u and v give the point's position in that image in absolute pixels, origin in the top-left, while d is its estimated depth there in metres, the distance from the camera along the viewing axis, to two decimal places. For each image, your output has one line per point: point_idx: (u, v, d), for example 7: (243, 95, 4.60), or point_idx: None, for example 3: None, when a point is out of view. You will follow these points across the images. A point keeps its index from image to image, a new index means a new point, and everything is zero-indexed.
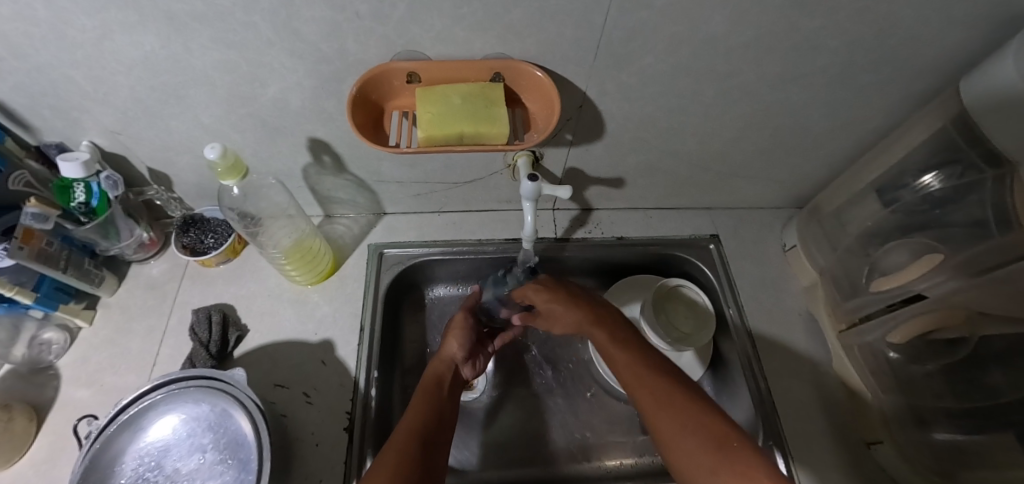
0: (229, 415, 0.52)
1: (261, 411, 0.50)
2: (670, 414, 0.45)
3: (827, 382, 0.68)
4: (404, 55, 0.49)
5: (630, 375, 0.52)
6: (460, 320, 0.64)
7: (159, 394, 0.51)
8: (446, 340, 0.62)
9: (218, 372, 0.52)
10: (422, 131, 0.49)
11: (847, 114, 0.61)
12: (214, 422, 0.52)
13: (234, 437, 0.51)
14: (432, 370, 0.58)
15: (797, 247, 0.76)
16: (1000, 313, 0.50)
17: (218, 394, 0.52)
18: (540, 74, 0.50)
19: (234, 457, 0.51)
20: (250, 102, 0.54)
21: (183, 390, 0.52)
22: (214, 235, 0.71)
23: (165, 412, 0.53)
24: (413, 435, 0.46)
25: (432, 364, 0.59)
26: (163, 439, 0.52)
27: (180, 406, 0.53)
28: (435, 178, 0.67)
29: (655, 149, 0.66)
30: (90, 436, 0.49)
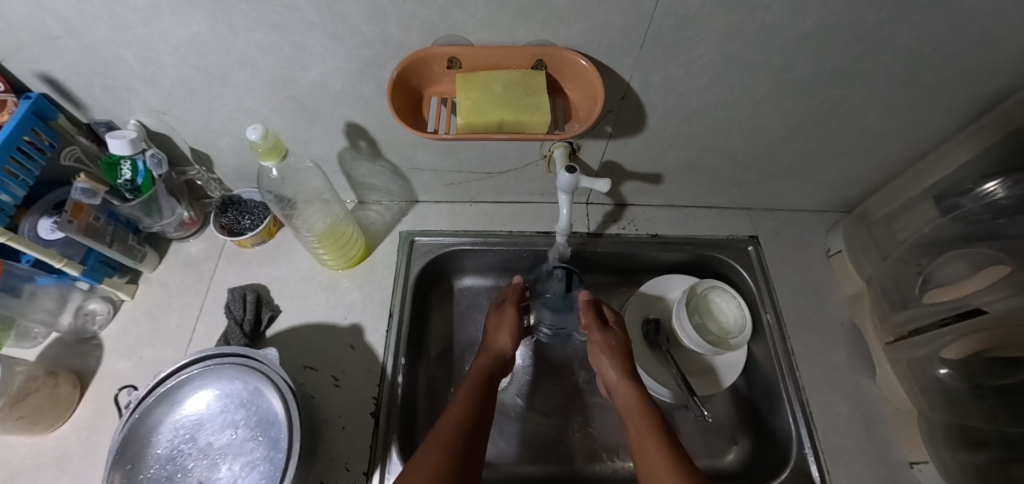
0: (260, 394, 0.53)
1: (292, 390, 0.51)
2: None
3: (869, 397, 0.64)
4: (446, 39, 0.48)
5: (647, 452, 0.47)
6: (507, 313, 0.64)
7: (194, 370, 0.53)
8: (499, 334, 0.61)
9: (251, 350, 0.53)
10: (461, 118, 0.48)
11: (909, 114, 0.57)
12: (246, 400, 0.53)
13: (264, 416, 0.52)
14: (483, 362, 0.58)
15: (842, 253, 0.72)
16: None
17: (252, 372, 0.53)
18: (584, 64, 0.48)
19: (265, 435, 0.51)
20: (290, 86, 0.54)
21: (219, 366, 0.53)
22: (251, 217, 0.71)
23: (200, 386, 0.54)
24: (458, 426, 0.47)
25: (482, 356, 0.59)
26: (197, 413, 0.53)
27: (214, 381, 0.54)
28: (468, 167, 0.66)
29: (696, 145, 0.63)
30: (129, 405, 0.50)
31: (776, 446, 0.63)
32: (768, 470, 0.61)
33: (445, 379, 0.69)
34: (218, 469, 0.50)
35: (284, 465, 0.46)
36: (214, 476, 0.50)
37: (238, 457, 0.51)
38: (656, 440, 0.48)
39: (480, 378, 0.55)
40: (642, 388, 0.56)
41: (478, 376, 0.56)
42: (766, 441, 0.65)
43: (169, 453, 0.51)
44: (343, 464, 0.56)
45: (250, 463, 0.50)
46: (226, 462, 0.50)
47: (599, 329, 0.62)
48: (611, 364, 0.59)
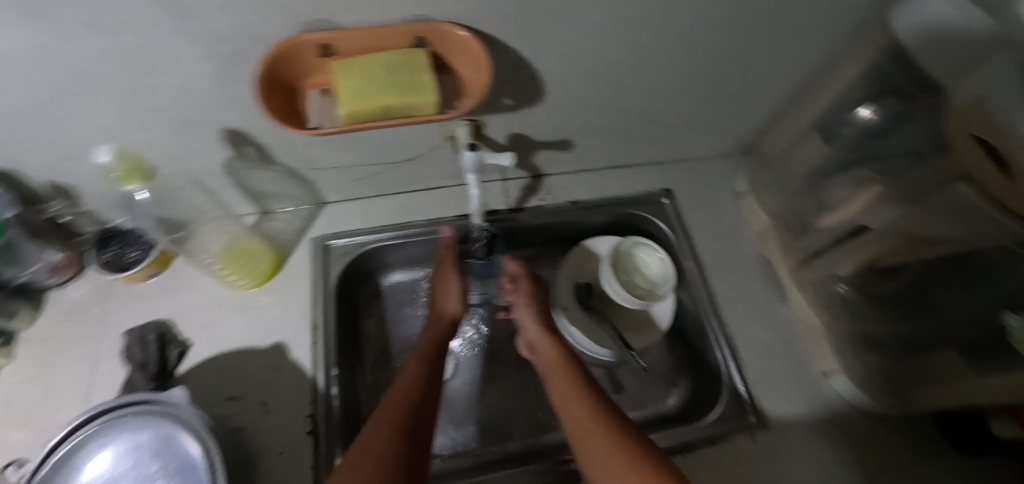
0: (174, 440, 0.49)
1: (208, 430, 0.47)
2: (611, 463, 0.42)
3: (784, 321, 0.70)
4: (312, 25, 0.44)
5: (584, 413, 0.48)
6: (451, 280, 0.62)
7: (92, 428, 0.48)
8: (441, 300, 0.61)
9: (157, 394, 0.49)
10: (341, 109, 0.44)
11: (787, 54, 0.61)
12: (160, 448, 0.49)
13: (183, 461, 0.48)
14: (434, 327, 0.58)
15: (748, 195, 0.77)
16: (948, 237, 0.51)
17: (160, 418, 0.48)
18: (464, 35, 0.46)
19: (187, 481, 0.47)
20: (146, 95, 0.48)
21: (122, 419, 0.48)
22: (136, 247, 0.64)
23: (104, 443, 0.49)
24: (405, 402, 0.46)
25: (429, 324, 0.58)
26: (105, 475, 0.48)
27: (119, 435, 0.49)
28: (371, 159, 0.62)
29: (600, 107, 0.63)
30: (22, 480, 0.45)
31: (709, 382, 0.67)
32: (705, 405, 0.66)
33: (388, 380, 0.67)
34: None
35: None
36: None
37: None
38: (584, 391, 0.50)
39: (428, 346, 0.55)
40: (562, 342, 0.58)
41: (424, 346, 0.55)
42: (701, 378, 0.69)
43: None
44: None
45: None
46: None
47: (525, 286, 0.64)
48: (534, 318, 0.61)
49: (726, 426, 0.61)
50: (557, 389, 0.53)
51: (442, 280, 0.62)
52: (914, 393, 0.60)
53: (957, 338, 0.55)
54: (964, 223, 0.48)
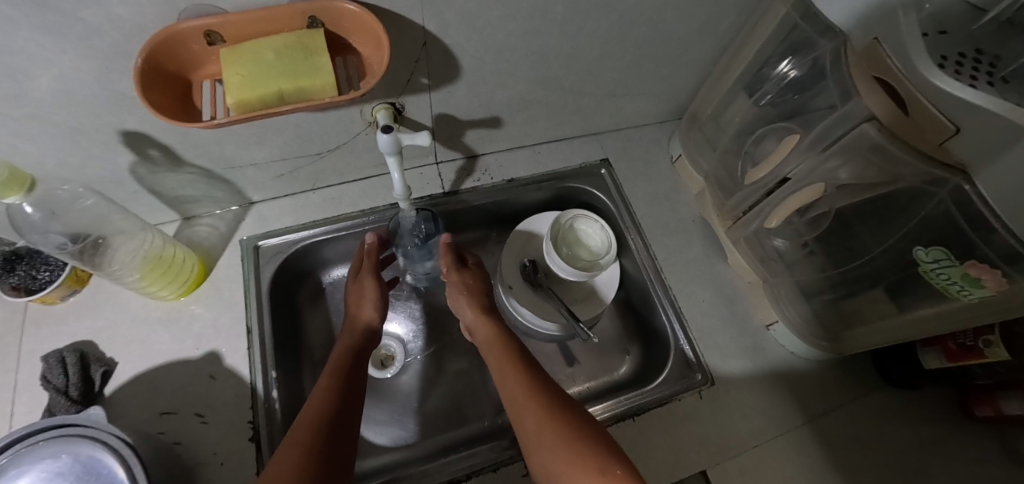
0: (97, 461, 0.47)
1: (130, 448, 0.45)
2: (550, 445, 0.42)
3: (724, 278, 0.71)
4: (192, 11, 0.41)
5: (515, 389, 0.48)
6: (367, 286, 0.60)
7: (4, 459, 0.45)
8: (359, 307, 0.59)
9: (71, 416, 0.47)
10: (232, 98, 0.42)
11: (702, 12, 0.60)
12: (83, 472, 0.47)
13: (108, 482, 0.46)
14: (347, 338, 0.56)
15: (682, 157, 0.78)
16: (857, 182, 0.51)
17: (77, 440, 0.46)
18: (354, 9, 0.43)
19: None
20: (18, 100, 0.44)
21: (37, 446, 0.46)
22: (48, 266, 0.59)
23: (22, 473, 0.46)
24: (317, 421, 0.42)
25: (345, 335, 0.56)
26: None
27: (37, 463, 0.47)
28: (290, 152, 0.60)
29: (522, 80, 0.62)
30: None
31: (658, 344, 0.68)
32: (654, 368, 0.67)
33: None
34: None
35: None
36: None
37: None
38: (513, 370, 0.50)
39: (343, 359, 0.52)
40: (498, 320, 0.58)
41: (339, 356, 0.52)
42: (650, 342, 0.70)
43: None
44: None
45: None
46: None
47: (459, 275, 0.62)
48: (471, 305, 0.60)
49: (675, 385, 0.62)
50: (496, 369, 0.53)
51: (358, 285, 0.60)
52: (845, 334, 0.62)
53: (876, 275, 0.55)
54: (875, 166, 0.48)
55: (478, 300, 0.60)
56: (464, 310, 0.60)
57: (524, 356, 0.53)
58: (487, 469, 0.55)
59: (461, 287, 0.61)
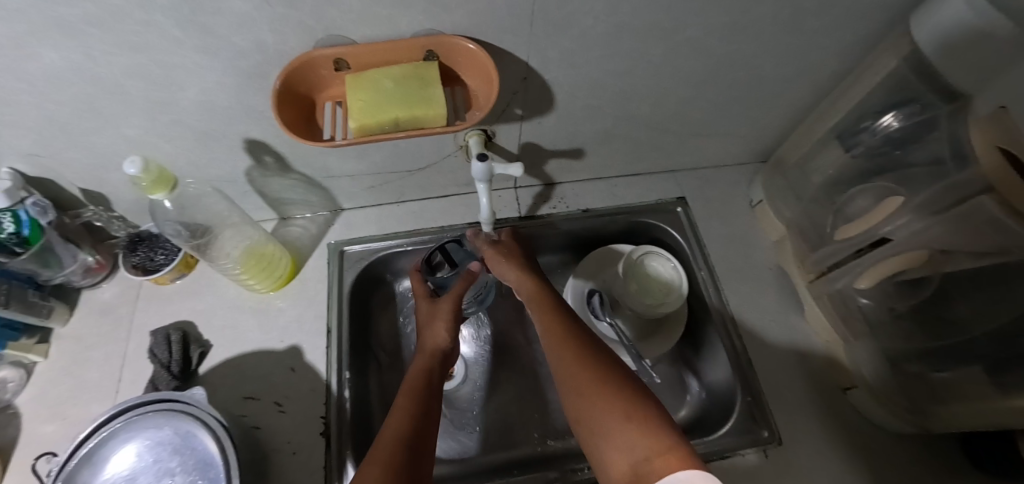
0: (194, 436, 0.51)
1: (226, 427, 0.49)
2: (579, 385, 0.41)
3: (800, 333, 0.68)
4: (327, 41, 0.46)
5: (549, 338, 0.47)
6: (441, 304, 0.58)
7: (118, 423, 0.51)
8: (428, 328, 0.56)
9: (175, 394, 0.52)
10: (354, 121, 0.46)
11: (803, 60, 0.59)
12: (179, 445, 0.51)
13: (200, 457, 0.50)
14: (419, 363, 0.53)
15: (764, 203, 0.75)
16: (962, 248, 0.48)
17: (178, 415, 0.51)
18: (473, 47, 0.47)
19: (204, 477, 0.49)
20: (170, 108, 0.50)
21: (144, 416, 0.51)
22: (163, 251, 0.67)
23: (127, 439, 0.51)
24: (396, 444, 0.40)
25: (418, 358, 0.54)
26: (128, 469, 0.50)
27: (141, 432, 0.52)
28: (385, 168, 0.64)
29: (609, 114, 0.63)
30: (52, 474, 0.48)
31: (721, 393, 0.66)
32: (716, 417, 0.64)
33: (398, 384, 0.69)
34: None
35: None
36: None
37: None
38: (556, 322, 0.49)
39: (413, 381, 0.49)
40: (540, 280, 0.57)
41: (412, 381, 0.50)
42: (713, 390, 0.68)
43: None
44: None
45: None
46: None
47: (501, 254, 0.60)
48: (511, 267, 0.58)
49: (739, 439, 0.60)
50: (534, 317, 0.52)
51: (431, 307, 0.58)
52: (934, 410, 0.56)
53: (981, 352, 0.50)
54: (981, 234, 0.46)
55: (517, 262, 0.59)
56: (507, 273, 0.59)
57: (562, 310, 0.51)
58: None
59: (501, 255, 0.60)
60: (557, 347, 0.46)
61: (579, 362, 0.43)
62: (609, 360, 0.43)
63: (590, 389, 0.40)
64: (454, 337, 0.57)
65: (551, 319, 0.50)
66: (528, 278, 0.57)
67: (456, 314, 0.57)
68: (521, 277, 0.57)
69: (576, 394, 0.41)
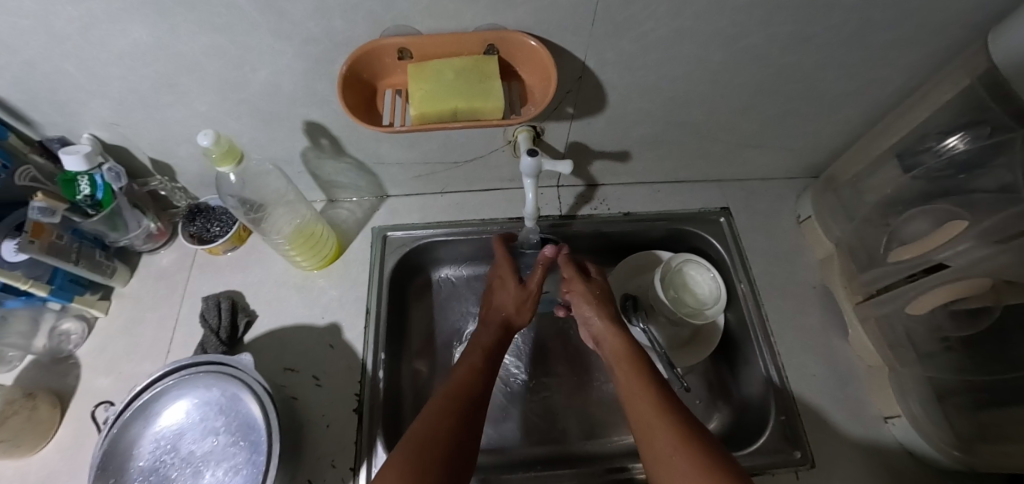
0: (239, 400, 0.54)
1: (268, 394, 0.52)
2: (663, 445, 0.44)
3: (842, 356, 0.66)
4: (393, 30, 0.47)
5: (636, 395, 0.51)
6: (521, 288, 0.64)
7: (170, 381, 0.53)
8: (501, 295, 0.64)
9: (224, 357, 0.54)
10: (414, 109, 0.47)
11: (867, 75, 0.57)
12: (225, 406, 0.55)
13: (244, 420, 0.54)
14: (486, 336, 0.59)
15: (812, 219, 0.73)
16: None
17: (226, 378, 0.54)
18: (534, 44, 0.48)
19: (246, 439, 0.53)
20: (241, 88, 0.53)
21: (194, 376, 0.54)
22: (219, 224, 0.70)
23: (178, 396, 0.55)
24: (455, 414, 0.48)
25: (488, 328, 0.61)
26: (176, 424, 0.54)
27: (191, 390, 0.55)
28: (433, 158, 0.65)
29: (659, 119, 0.63)
30: (107, 421, 0.51)
31: (754, 410, 0.65)
32: (747, 433, 0.63)
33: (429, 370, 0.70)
34: (201, 476, 0.52)
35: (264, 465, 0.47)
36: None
37: (220, 463, 0.52)
38: (642, 378, 0.52)
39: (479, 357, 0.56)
40: (626, 333, 0.60)
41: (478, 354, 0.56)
42: (745, 406, 0.66)
43: (152, 465, 0.52)
44: (330, 461, 0.56)
45: (233, 468, 0.51)
46: (210, 468, 0.52)
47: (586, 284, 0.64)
48: (594, 311, 0.62)
49: (772, 458, 0.58)
50: (619, 373, 0.55)
51: (510, 289, 0.64)
52: (980, 450, 0.53)
53: None
54: None
55: (601, 306, 0.63)
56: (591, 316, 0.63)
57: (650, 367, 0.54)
58: None
59: (586, 296, 0.64)
60: (642, 405, 0.50)
61: (664, 422, 0.46)
62: (688, 418, 0.47)
63: (672, 452, 0.43)
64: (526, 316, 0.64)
65: (637, 373, 0.53)
66: (612, 327, 0.60)
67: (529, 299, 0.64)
68: (606, 327, 0.61)
69: (657, 453, 0.45)
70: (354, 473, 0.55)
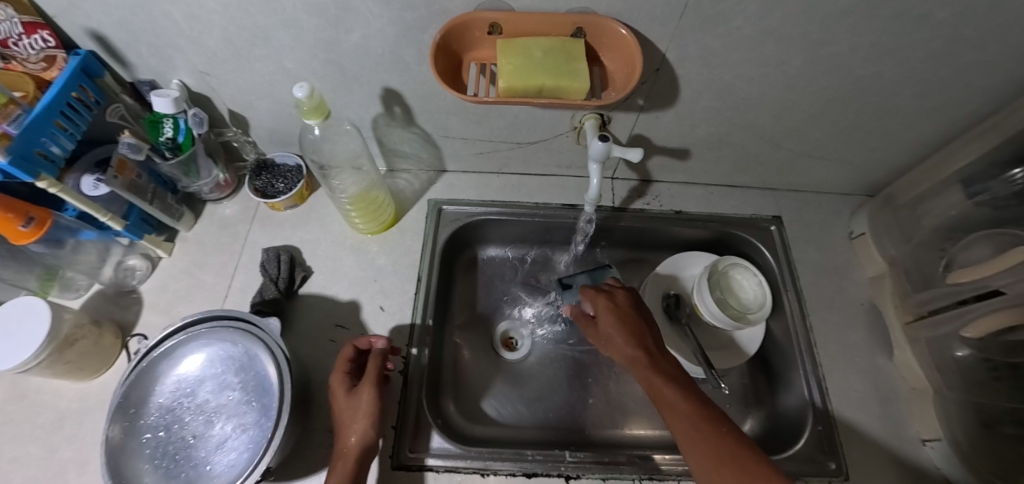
0: (259, 360, 0.54)
1: (288, 363, 0.51)
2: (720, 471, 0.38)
3: (886, 376, 0.65)
4: (489, 5, 0.49)
5: (671, 412, 0.44)
6: (360, 395, 0.51)
7: (202, 328, 0.54)
8: (350, 425, 0.49)
9: (255, 317, 0.54)
10: (503, 82, 0.48)
11: (944, 95, 0.57)
12: (245, 364, 0.55)
13: (261, 382, 0.54)
14: (339, 468, 0.47)
15: (866, 235, 0.73)
16: None
17: (251, 337, 0.54)
18: (625, 33, 0.49)
19: (258, 401, 0.53)
20: (330, 49, 0.55)
21: (223, 328, 0.54)
22: (284, 180, 0.73)
23: (204, 344, 0.56)
24: None
25: (340, 457, 0.48)
26: (198, 370, 0.55)
27: (216, 342, 0.56)
28: (498, 137, 0.68)
29: (725, 120, 0.63)
30: (138, 353, 0.53)
31: (789, 419, 0.65)
32: (781, 440, 0.64)
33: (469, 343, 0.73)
34: (212, 426, 0.52)
35: (274, 434, 0.47)
36: (209, 433, 0.52)
37: (231, 418, 0.53)
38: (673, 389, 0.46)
39: None
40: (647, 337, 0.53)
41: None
42: (780, 414, 0.67)
43: (170, 404, 0.53)
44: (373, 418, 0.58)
45: (242, 426, 0.52)
46: (220, 421, 0.53)
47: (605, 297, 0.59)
48: (613, 317, 0.55)
49: (803, 466, 0.59)
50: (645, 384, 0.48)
51: (345, 396, 0.51)
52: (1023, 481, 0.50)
53: None
54: None
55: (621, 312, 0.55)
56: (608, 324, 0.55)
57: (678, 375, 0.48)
58: (596, 476, 0.57)
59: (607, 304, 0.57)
60: (683, 424, 0.43)
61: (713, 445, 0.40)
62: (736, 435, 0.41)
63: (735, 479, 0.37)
64: (376, 428, 0.49)
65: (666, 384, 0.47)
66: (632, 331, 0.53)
67: (375, 405, 0.50)
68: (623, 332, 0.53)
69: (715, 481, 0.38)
70: (395, 432, 0.57)
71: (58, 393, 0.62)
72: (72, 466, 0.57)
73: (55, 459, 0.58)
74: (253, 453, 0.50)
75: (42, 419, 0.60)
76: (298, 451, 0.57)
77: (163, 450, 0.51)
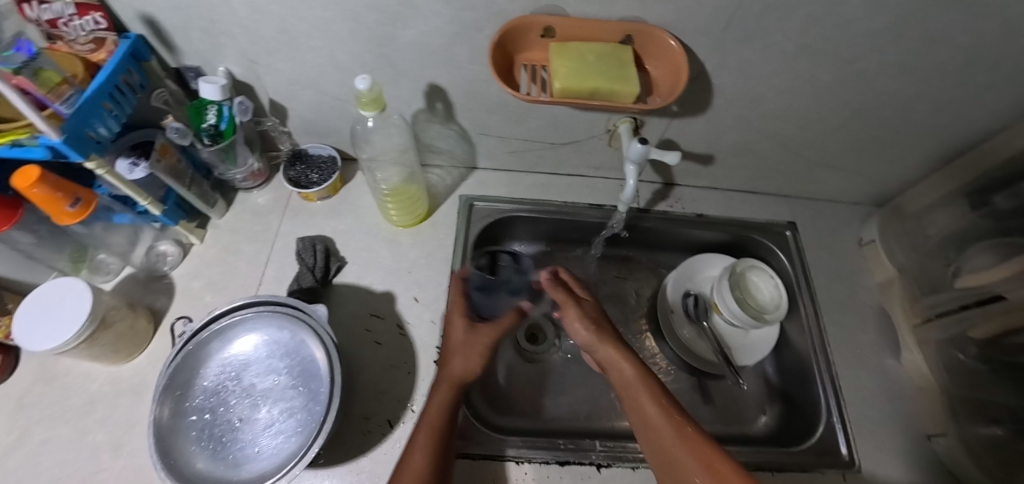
0: (306, 346, 0.55)
1: (336, 348, 0.52)
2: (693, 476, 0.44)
3: (894, 376, 0.69)
4: (546, 9, 0.51)
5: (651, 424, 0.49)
6: (482, 330, 0.55)
7: (250, 312, 0.55)
8: (456, 356, 0.53)
9: (302, 303, 0.55)
10: (558, 83, 0.51)
11: (955, 113, 0.62)
12: (290, 349, 0.56)
13: (307, 367, 0.55)
14: (440, 396, 0.50)
15: (875, 243, 0.77)
16: None
17: (299, 322, 0.55)
18: (673, 43, 0.52)
19: (305, 386, 0.54)
20: (383, 44, 0.57)
21: (271, 313, 0.55)
22: (319, 171, 0.74)
23: (251, 329, 0.56)
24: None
25: (441, 386, 0.51)
26: (244, 354, 0.55)
27: (263, 327, 0.56)
28: (533, 136, 0.70)
29: (752, 129, 0.67)
30: (184, 336, 0.54)
31: (803, 414, 0.68)
32: (796, 434, 0.67)
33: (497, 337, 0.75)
34: (258, 410, 0.53)
35: (326, 416, 0.48)
36: (255, 416, 0.53)
37: (277, 402, 0.53)
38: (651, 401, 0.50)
39: (437, 422, 0.48)
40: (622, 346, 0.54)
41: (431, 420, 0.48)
42: (794, 410, 0.70)
43: (215, 387, 0.54)
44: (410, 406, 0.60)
45: (289, 410, 0.53)
46: (266, 405, 0.53)
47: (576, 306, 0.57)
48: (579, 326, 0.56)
49: (819, 459, 0.62)
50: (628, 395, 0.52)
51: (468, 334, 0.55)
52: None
53: None
54: None
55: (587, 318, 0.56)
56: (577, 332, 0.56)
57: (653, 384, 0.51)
58: (628, 465, 0.59)
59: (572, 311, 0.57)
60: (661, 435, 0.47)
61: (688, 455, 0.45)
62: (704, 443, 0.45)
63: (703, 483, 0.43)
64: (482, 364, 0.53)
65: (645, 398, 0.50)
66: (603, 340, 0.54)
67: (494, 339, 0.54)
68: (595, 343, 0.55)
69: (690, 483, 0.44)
70: None
71: (89, 376, 0.62)
72: (105, 449, 0.57)
73: (87, 441, 0.57)
74: (303, 436, 0.51)
75: (73, 401, 0.60)
76: (336, 437, 0.58)
77: (211, 432, 0.51)
